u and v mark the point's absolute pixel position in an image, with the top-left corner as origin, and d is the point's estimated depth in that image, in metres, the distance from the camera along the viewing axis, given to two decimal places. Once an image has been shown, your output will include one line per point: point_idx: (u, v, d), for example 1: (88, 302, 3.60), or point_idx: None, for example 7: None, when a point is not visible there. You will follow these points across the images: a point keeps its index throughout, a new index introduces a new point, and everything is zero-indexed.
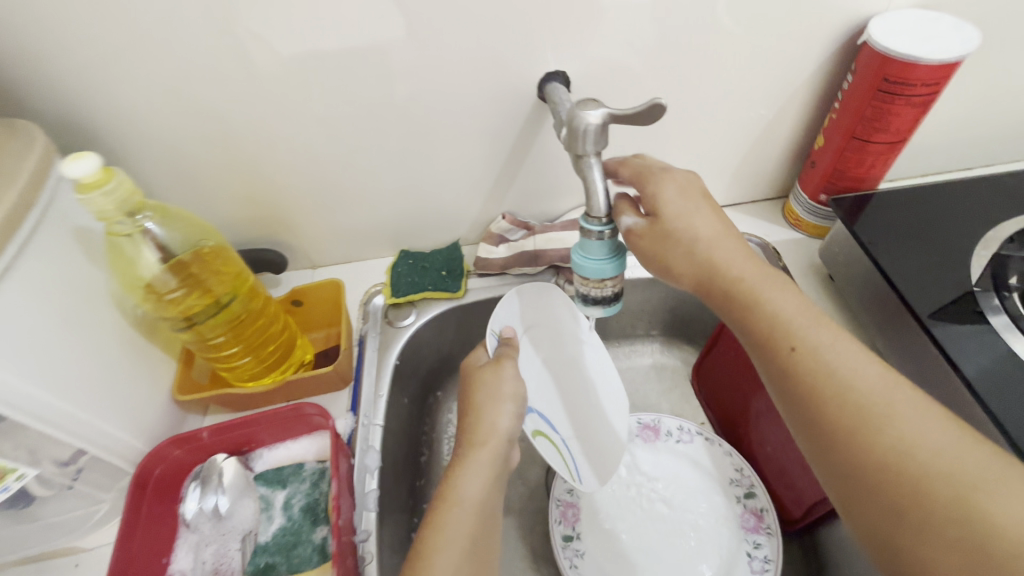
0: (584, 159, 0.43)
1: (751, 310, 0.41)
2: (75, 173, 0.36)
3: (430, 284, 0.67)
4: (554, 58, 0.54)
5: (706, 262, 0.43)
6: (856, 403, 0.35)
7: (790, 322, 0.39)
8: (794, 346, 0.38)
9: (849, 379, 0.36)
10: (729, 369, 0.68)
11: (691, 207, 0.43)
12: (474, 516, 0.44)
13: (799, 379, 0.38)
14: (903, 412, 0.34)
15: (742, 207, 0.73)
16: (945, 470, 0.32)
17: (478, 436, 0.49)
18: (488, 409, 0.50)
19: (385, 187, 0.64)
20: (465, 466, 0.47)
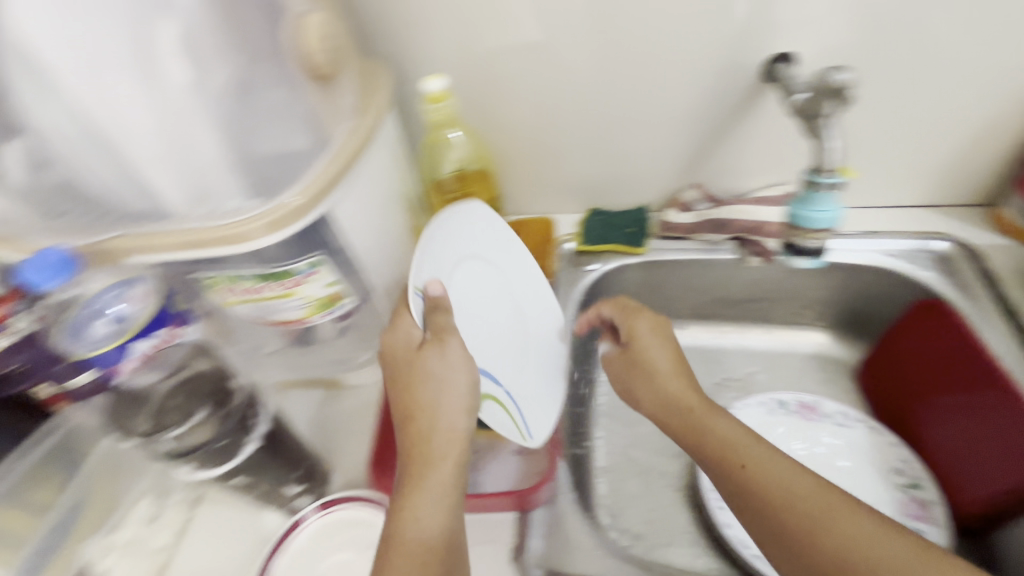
0: (823, 121, 0.48)
1: (702, 435, 0.49)
2: (430, 89, 0.50)
3: (618, 239, 0.76)
4: (785, 41, 0.60)
5: (666, 375, 0.54)
6: (801, 508, 0.42)
7: (738, 443, 0.47)
8: (743, 466, 0.45)
9: (790, 482, 0.43)
10: (903, 365, 0.68)
11: (653, 348, 0.56)
12: (432, 544, 0.41)
13: (750, 486, 0.44)
14: (863, 538, 0.39)
15: (942, 209, 0.72)
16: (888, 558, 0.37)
17: (433, 453, 0.44)
18: (410, 392, 0.46)
19: (597, 148, 0.73)
20: (420, 484, 0.43)
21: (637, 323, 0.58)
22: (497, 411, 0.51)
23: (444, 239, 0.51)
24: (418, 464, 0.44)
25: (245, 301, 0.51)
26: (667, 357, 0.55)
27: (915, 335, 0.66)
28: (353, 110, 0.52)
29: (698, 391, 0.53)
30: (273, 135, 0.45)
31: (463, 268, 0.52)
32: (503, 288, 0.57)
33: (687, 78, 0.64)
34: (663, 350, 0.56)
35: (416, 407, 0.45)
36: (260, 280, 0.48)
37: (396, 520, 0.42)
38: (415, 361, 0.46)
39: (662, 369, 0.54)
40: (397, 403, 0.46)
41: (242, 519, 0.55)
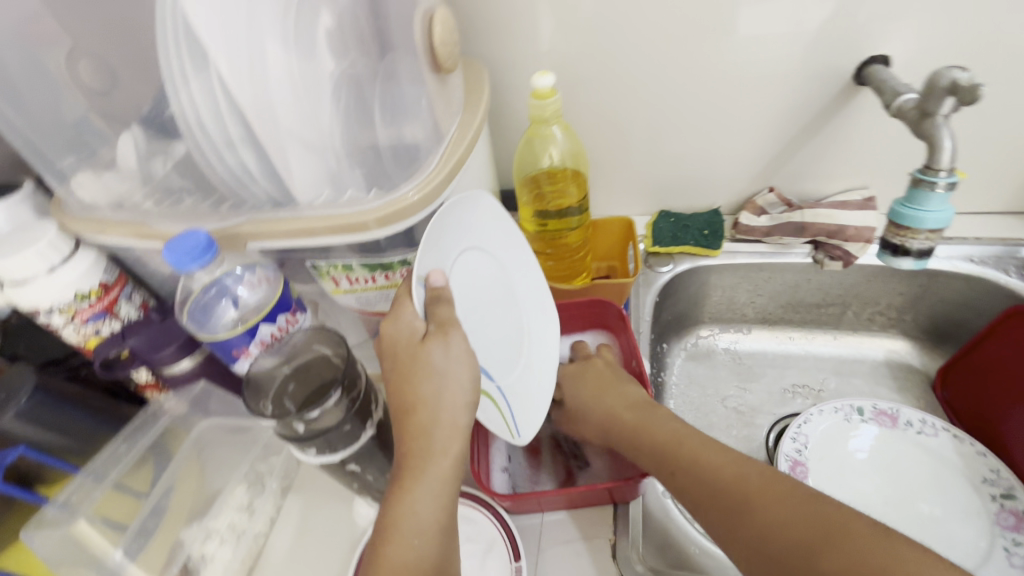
0: (935, 119, 0.48)
1: (690, 467, 0.45)
2: (540, 85, 0.51)
3: (691, 241, 0.76)
4: (879, 45, 0.60)
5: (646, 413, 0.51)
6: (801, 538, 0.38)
7: (732, 475, 0.44)
8: (673, 470, 0.46)
9: (774, 511, 0.41)
10: (989, 376, 0.66)
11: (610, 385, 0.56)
12: (430, 538, 0.39)
13: (746, 518, 0.41)
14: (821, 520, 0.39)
15: (1018, 216, 0.72)
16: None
17: (430, 445, 0.40)
18: (414, 386, 0.40)
19: (676, 151, 0.73)
20: (420, 479, 0.39)
21: (594, 368, 0.58)
22: (490, 411, 0.45)
23: (447, 230, 0.43)
24: (415, 459, 0.40)
25: (354, 291, 0.51)
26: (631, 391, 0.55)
27: (1004, 344, 0.65)
28: (462, 104, 0.53)
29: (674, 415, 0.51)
30: (395, 127, 0.46)
31: (465, 259, 0.45)
32: (504, 287, 0.50)
33: (776, 80, 0.64)
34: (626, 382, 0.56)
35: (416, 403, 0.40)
36: (375, 269, 0.49)
37: (390, 516, 0.39)
38: (421, 352, 0.39)
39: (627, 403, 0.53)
40: (399, 394, 0.41)
41: (335, 510, 0.56)
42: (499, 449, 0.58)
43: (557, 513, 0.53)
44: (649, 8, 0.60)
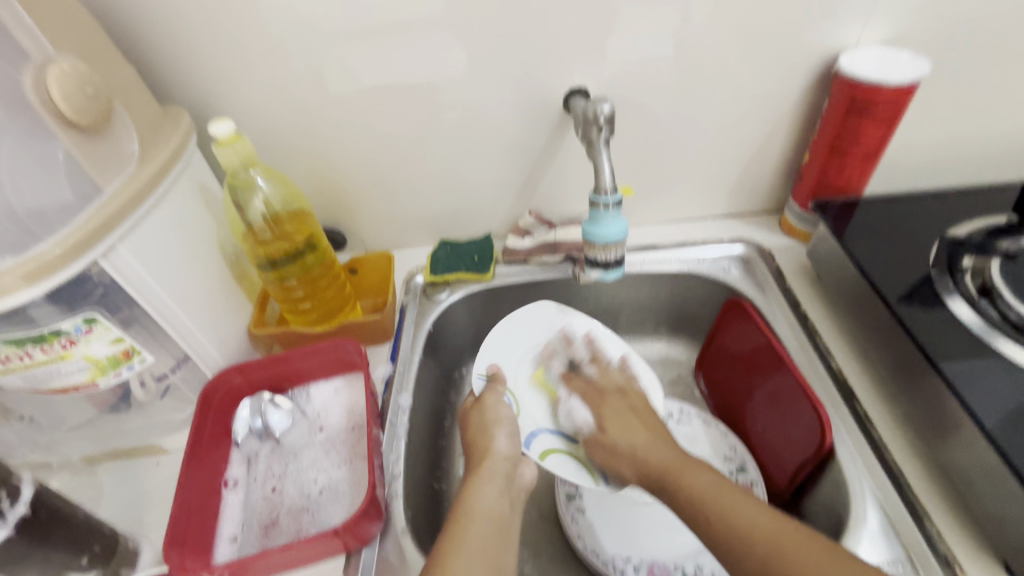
0: (595, 145, 0.54)
1: (682, 488, 0.50)
2: (218, 132, 0.51)
3: (463, 267, 0.77)
4: (576, 78, 0.66)
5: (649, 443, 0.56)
6: (755, 537, 0.44)
7: (723, 491, 0.48)
8: (682, 484, 0.51)
9: (740, 514, 0.46)
10: (728, 362, 0.72)
11: (622, 431, 0.58)
12: (492, 524, 0.48)
13: (722, 519, 0.46)
14: (787, 548, 0.43)
15: (742, 217, 0.82)
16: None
17: (487, 465, 0.53)
18: (484, 433, 0.56)
19: (432, 182, 0.76)
20: (483, 477, 0.52)
21: (611, 396, 0.63)
22: (568, 461, 0.59)
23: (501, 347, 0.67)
24: (484, 470, 0.52)
25: (12, 371, 0.46)
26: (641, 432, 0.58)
27: (729, 331, 0.71)
28: (137, 156, 0.51)
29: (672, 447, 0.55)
30: (34, 190, 0.43)
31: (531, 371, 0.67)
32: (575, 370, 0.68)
33: (499, 107, 0.69)
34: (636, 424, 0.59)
35: (487, 448, 0.54)
36: (24, 344, 0.44)
37: (464, 504, 0.50)
38: (481, 409, 0.58)
39: (642, 445, 0.56)
40: (474, 446, 0.56)
41: None
42: (231, 516, 0.53)
43: None
44: (358, 48, 0.62)
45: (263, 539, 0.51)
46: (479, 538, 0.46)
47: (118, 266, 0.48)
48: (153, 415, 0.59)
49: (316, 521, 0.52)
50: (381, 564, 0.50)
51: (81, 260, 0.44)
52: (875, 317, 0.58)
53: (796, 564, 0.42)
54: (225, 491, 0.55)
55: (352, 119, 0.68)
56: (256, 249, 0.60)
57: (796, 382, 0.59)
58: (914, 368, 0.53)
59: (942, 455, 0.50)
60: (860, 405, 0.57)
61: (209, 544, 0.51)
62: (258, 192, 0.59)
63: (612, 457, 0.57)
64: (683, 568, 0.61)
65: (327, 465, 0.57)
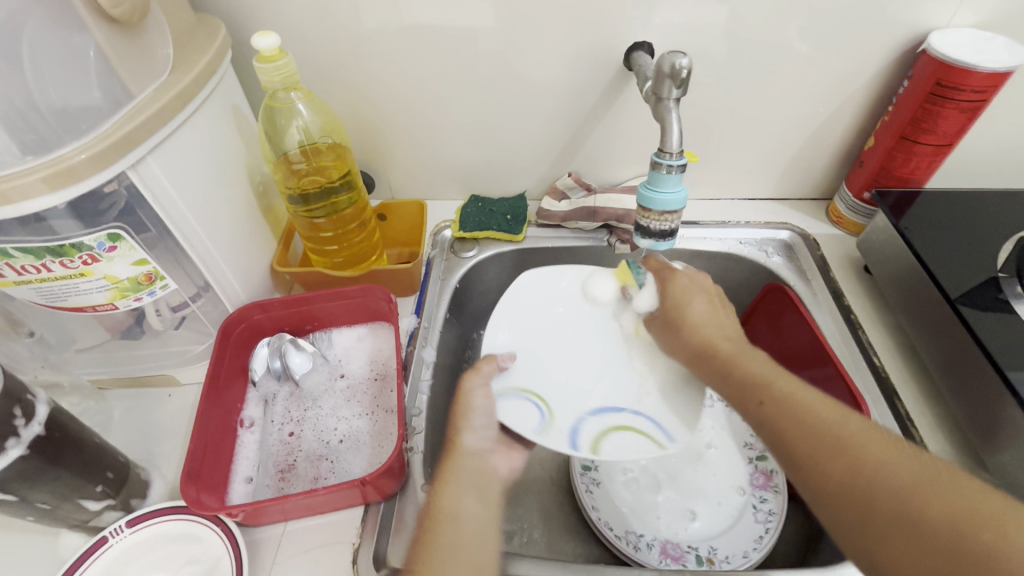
0: (665, 103, 0.51)
1: (745, 375, 0.46)
2: (262, 45, 0.48)
3: (495, 225, 0.73)
4: (641, 32, 0.61)
5: (710, 321, 0.53)
6: (817, 423, 0.41)
7: (815, 406, 0.42)
8: (761, 401, 0.44)
9: (811, 407, 0.42)
10: (759, 348, 0.69)
11: (699, 309, 0.54)
12: (473, 528, 0.42)
13: (805, 424, 0.41)
14: (899, 468, 0.37)
15: (789, 201, 0.79)
16: (880, 472, 0.37)
17: (454, 465, 0.47)
18: (459, 422, 0.51)
19: (471, 131, 0.71)
20: (455, 479, 0.46)
21: (672, 277, 0.57)
22: (638, 439, 0.53)
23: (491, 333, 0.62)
24: (450, 466, 0.47)
25: (27, 282, 0.44)
26: (709, 310, 0.54)
27: (767, 317, 0.69)
28: (169, 64, 0.47)
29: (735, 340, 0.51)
30: (65, 91, 0.40)
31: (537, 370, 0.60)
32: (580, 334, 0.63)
33: (555, 56, 0.64)
34: (702, 300, 0.55)
35: (455, 444, 0.49)
36: (42, 255, 0.41)
37: (432, 508, 0.43)
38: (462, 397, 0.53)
39: (705, 321, 0.53)
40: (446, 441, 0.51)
41: (34, 540, 0.47)
42: (245, 456, 0.52)
43: (302, 520, 0.48)
44: None
45: (278, 482, 0.50)
46: (459, 542, 0.41)
47: (146, 180, 0.44)
48: (168, 344, 0.57)
49: (335, 470, 0.50)
50: (401, 518, 0.48)
51: (111, 169, 0.41)
52: (931, 316, 0.55)
53: (856, 451, 0.38)
54: (241, 430, 0.53)
55: (395, 53, 0.63)
56: (289, 179, 0.58)
57: (834, 369, 0.58)
58: (971, 371, 0.51)
59: (989, 463, 0.48)
60: (902, 405, 0.55)
61: (224, 482, 0.49)
62: (296, 117, 0.56)
63: (672, 327, 0.55)
64: (696, 550, 0.59)
65: (348, 414, 0.55)
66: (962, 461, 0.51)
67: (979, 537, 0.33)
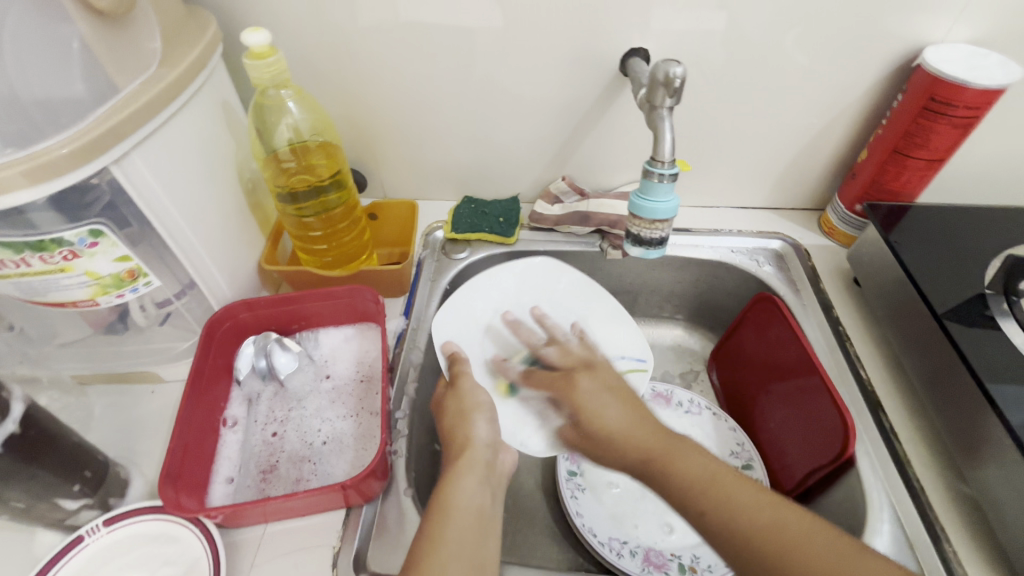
0: (658, 111, 0.50)
1: (670, 471, 0.43)
2: (252, 41, 0.47)
3: (487, 228, 0.73)
4: (637, 38, 0.61)
5: (629, 428, 0.47)
6: (753, 531, 0.38)
7: (730, 489, 0.41)
8: (699, 510, 0.41)
9: (682, 463, 0.43)
10: (747, 357, 0.69)
11: (601, 402, 0.50)
12: (472, 518, 0.43)
13: (728, 525, 0.39)
14: (821, 557, 0.37)
15: (781, 211, 0.79)
16: (777, 539, 0.38)
17: (464, 457, 0.48)
18: (460, 422, 0.51)
19: (465, 132, 0.71)
20: (467, 470, 0.46)
21: (581, 376, 0.54)
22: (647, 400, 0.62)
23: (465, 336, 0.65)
24: (462, 461, 0.47)
25: (6, 277, 0.43)
26: (622, 413, 0.48)
27: (755, 327, 0.68)
28: (157, 58, 0.46)
29: (651, 418, 0.48)
30: (46, 80, 0.40)
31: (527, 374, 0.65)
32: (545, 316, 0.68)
33: (551, 59, 0.63)
34: (615, 402, 0.50)
35: (465, 440, 0.49)
36: (21, 250, 0.41)
37: (438, 502, 0.44)
38: (456, 395, 0.54)
39: (617, 429, 0.47)
40: (451, 439, 0.50)
41: (9, 538, 0.46)
42: (227, 456, 0.51)
43: (283, 522, 0.48)
44: None
45: (259, 484, 0.49)
46: (459, 535, 0.41)
47: (131, 176, 0.43)
48: (151, 340, 0.56)
49: (317, 472, 0.50)
50: (382, 521, 0.48)
51: (93, 164, 0.40)
52: (917, 330, 0.56)
53: (737, 512, 0.40)
54: (224, 430, 0.53)
55: (390, 52, 0.63)
56: (279, 177, 0.57)
57: (821, 381, 0.58)
58: (956, 387, 0.51)
59: (971, 478, 0.49)
60: (886, 418, 0.55)
61: (204, 482, 0.49)
62: (287, 114, 0.55)
63: (599, 446, 0.48)
64: (679, 558, 0.59)
65: (332, 415, 0.54)
66: (943, 476, 0.51)
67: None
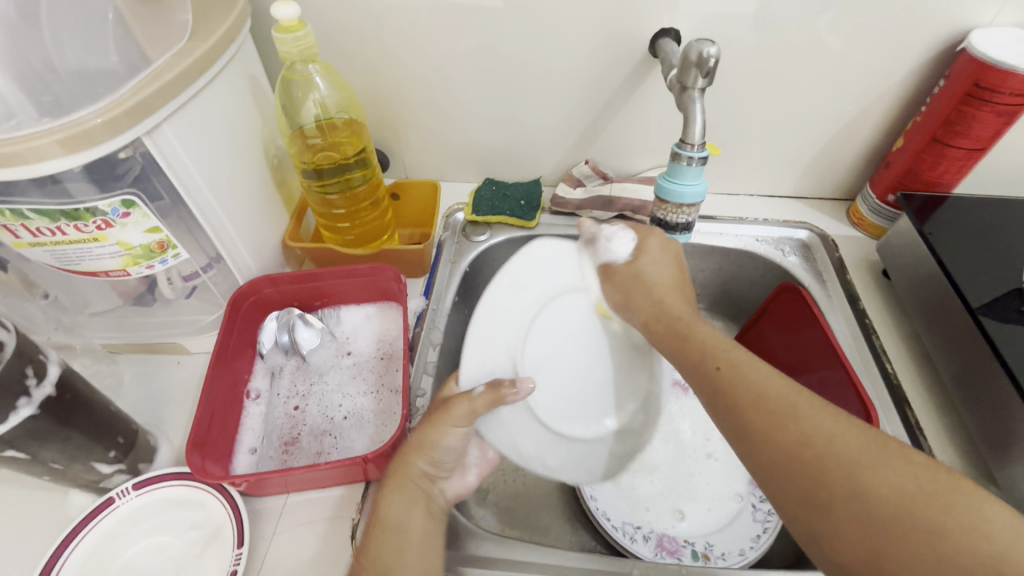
0: (689, 92, 0.49)
1: (688, 339, 0.44)
2: (282, 14, 0.47)
3: (508, 210, 0.72)
4: (669, 17, 0.59)
5: (662, 282, 0.50)
6: (765, 392, 0.38)
7: (754, 375, 0.39)
8: (717, 365, 0.41)
9: (761, 380, 0.39)
10: (769, 346, 0.68)
11: (655, 259, 0.51)
12: (409, 539, 0.43)
13: (748, 393, 0.38)
14: (806, 411, 0.36)
15: (808, 201, 0.77)
16: (828, 445, 0.34)
17: (406, 469, 0.45)
18: (426, 428, 0.46)
19: (488, 114, 0.70)
20: (401, 486, 0.44)
21: (650, 237, 0.52)
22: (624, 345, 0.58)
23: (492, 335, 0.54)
24: (404, 474, 0.45)
25: (42, 245, 0.44)
26: (666, 269, 0.51)
27: (778, 317, 0.67)
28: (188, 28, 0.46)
29: (689, 300, 0.49)
30: (82, 50, 0.44)
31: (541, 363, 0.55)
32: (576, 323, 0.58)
33: (580, 39, 0.62)
34: (666, 266, 0.51)
35: (405, 461, 0.45)
36: (57, 218, 0.42)
37: (377, 515, 0.43)
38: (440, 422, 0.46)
39: (662, 279, 0.50)
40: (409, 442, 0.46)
41: (43, 498, 0.48)
42: (251, 427, 0.52)
43: (304, 493, 0.49)
44: None
45: (282, 455, 0.50)
46: (394, 559, 0.41)
47: (161, 147, 0.44)
48: (178, 314, 0.57)
49: (338, 446, 0.51)
50: None
51: (124, 135, 0.40)
52: (949, 324, 0.54)
53: (806, 423, 0.35)
54: (248, 402, 0.54)
55: (416, 29, 0.62)
56: (304, 154, 0.57)
57: (845, 373, 0.57)
58: (988, 383, 0.49)
59: (999, 476, 0.48)
60: (912, 413, 0.55)
61: (229, 451, 0.50)
62: (313, 89, 0.55)
63: (633, 284, 0.51)
64: (692, 545, 0.59)
65: (352, 390, 0.55)
66: (969, 473, 0.50)
67: (930, 522, 0.30)
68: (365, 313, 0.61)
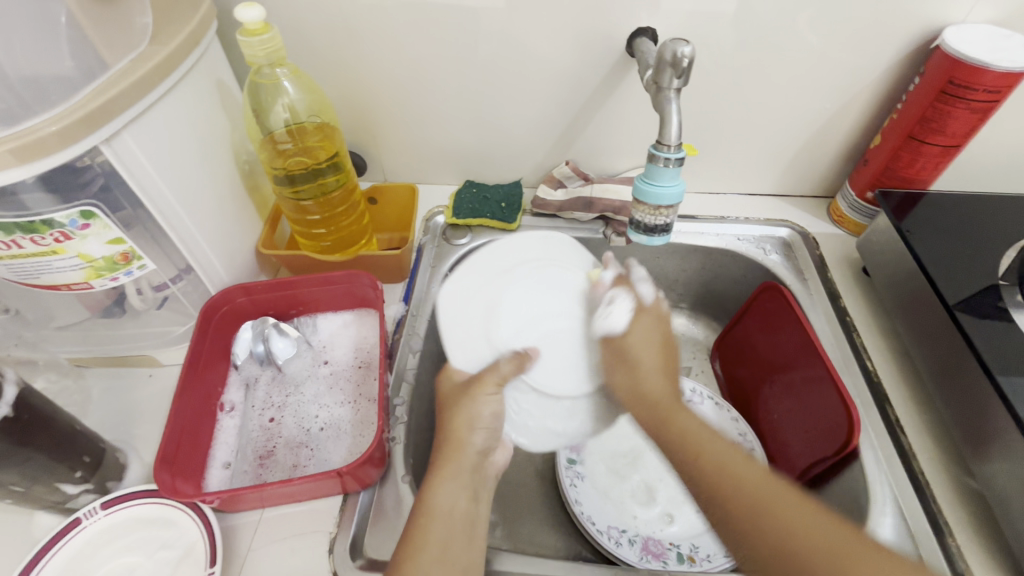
0: (665, 92, 0.49)
1: (671, 427, 0.46)
2: (247, 17, 0.46)
3: (488, 213, 0.71)
4: (645, 16, 0.59)
5: (642, 352, 0.52)
6: (743, 488, 0.40)
7: (732, 466, 0.42)
8: (697, 457, 0.43)
9: (740, 473, 0.41)
10: (751, 344, 0.68)
11: (641, 342, 0.53)
12: (454, 524, 0.43)
13: (726, 485, 0.41)
14: (786, 512, 0.38)
15: (789, 198, 0.77)
16: (804, 545, 0.36)
17: (453, 452, 0.47)
18: (462, 414, 0.49)
19: (466, 116, 0.69)
20: (450, 472, 0.46)
21: (642, 318, 0.54)
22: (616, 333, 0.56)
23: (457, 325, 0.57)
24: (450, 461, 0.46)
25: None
26: (653, 352, 0.52)
27: (760, 316, 0.67)
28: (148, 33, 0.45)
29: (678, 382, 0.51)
30: None
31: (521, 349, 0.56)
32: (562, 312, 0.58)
33: (556, 38, 0.61)
34: (654, 347, 0.52)
35: (457, 442, 0.48)
36: (12, 232, 0.40)
37: (421, 503, 0.43)
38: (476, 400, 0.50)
39: (650, 368, 0.51)
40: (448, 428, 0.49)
41: (6, 519, 0.47)
42: (224, 440, 0.51)
43: (279, 507, 0.47)
44: None
45: (256, 469, 0.49)
46: (445, 542, 0.41)
47: (121, 156, 0.42)
48: (148, 325, 0.55)
49: (314, 458, 0.49)
50: (380, 507, 0.48)
51: (81, 144, 0.39)
52: (927, 321, 0.54)
53: (781, 519, 0.38)
54: (221, 415, 0.53)
55: (390, 30, 0.61)
56: (276, 159, 0.56)
57: (825, 371, 0.57)
58: (966, 380, 0.50)
59: (977, 471, 0.48)
60: (892, 411, 0.55)
61: (201, 467, 0.49)
62: (283, 93, 0.54)
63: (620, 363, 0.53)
64: (678, 547, 0.58)
65: (329, 400, 0.54)
66: (948, 469, 0.51)
67: None
68: (344, 321, 0.60)
